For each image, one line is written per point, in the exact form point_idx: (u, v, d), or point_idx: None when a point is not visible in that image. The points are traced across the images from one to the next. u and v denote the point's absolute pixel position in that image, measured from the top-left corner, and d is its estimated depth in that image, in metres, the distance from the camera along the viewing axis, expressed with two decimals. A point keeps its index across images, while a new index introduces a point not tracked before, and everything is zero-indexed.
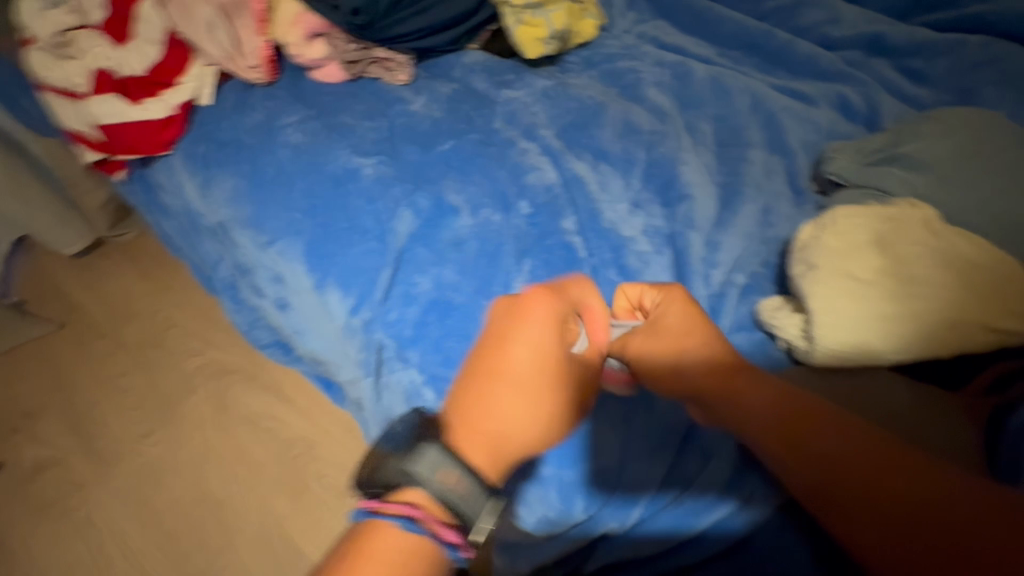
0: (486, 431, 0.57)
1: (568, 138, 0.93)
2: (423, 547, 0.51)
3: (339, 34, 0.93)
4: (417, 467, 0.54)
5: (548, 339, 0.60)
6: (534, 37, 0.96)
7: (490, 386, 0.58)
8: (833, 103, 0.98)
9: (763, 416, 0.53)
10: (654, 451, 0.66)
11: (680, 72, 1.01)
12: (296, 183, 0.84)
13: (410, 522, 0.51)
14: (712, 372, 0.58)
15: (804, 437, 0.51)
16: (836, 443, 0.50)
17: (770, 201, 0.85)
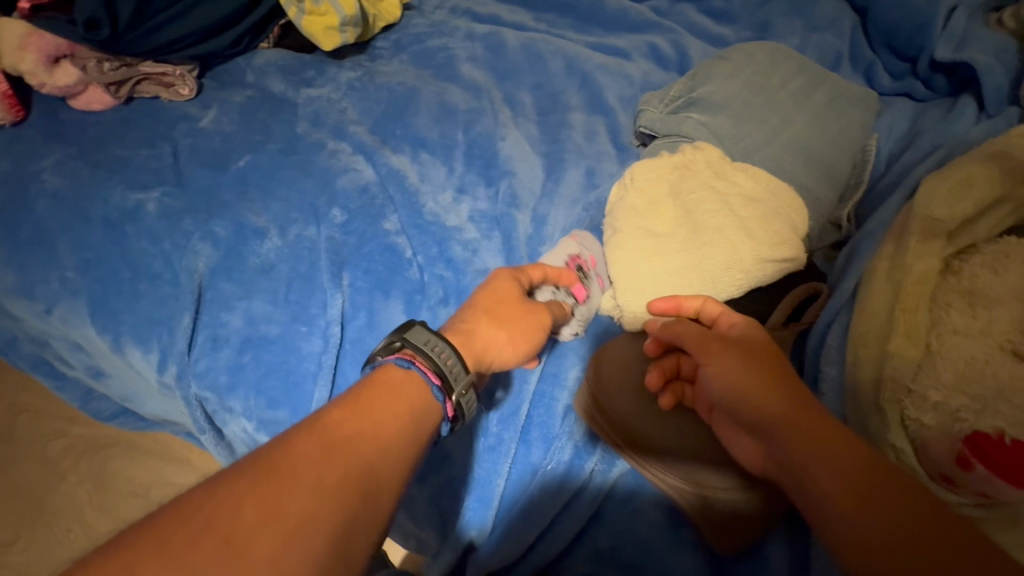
0: (472, 350, 0.54)
1: (382, 131, 0.87)
2: (425, 419, 0.47)
3: (89, 54, 0.80)
4: (412, 334, 0.50)
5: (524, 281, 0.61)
6: (326, 26, 0.89)
7: (477, 320, 0.57)
8: (645, 54, 0.99)
9: (824, 457, 0.42)
10: (493, 445, 0.64)
11: (492, 43, 0.97)
12: (66, 237, 0.73)
13: (437, 386, 0.49)
14: (774, 395, 0.47)
15: (863, 489, 0.40)
16: (906, 510, 0.38)
17: (594, 163, 0.84)
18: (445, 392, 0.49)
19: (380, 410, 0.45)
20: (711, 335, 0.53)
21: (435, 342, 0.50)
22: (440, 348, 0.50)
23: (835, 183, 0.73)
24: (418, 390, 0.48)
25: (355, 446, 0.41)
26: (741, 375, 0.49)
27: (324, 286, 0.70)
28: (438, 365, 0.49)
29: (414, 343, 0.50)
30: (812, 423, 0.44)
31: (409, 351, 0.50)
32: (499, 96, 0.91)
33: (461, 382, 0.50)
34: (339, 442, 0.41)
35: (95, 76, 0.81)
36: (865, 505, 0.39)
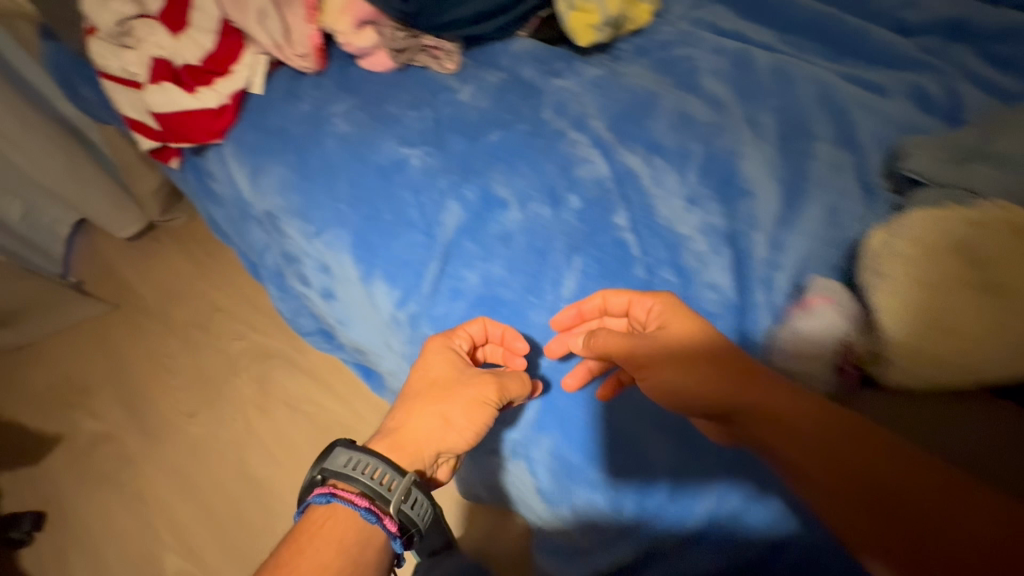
0: (411, 442, 0.70)
1: (618, 130, 0.89)
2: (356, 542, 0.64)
3: (388, 23, 0.92)
4: (332, 462, 0.67)
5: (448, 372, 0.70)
6: (587, 23, 0.92)
7: (434, 398, 0.70)
8: (909, 93, 0.91)
9: (787, 439, 0.56)
10: (703, 466, 0.63)
11: (740, 60, 0.96)
12: (344, 175, 0.85)
13: (367, 511, 0.65)
14: (689, 379, 0.62)
15: (818, 449, 0.55)
16: (859, 454, 0.54)
17: (839, 199, 0.80)
18: (376, 509, 0.65)
19: (342, 529, 0.65)
20: (632, 338, 0.67)
21: (365, 462, 0.66)
22: (353, 467, 0.66)
23: None
24: (352, 511, 0.66)
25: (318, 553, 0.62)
26: (677, 372, 0.63)
27: (558, 266, 0.74)
28: (367, 485, 0.65)
29: (334, 468, 0.67)
30: (743, 393, 0.59)
31: (336, 477, 0.66)
32: (741, 115, 0.90)
33: (392, 497, 0.65)
34: (310, 544, 0.63)
35: (388, 43, 0.93)
36: (824, 464, 0.54)
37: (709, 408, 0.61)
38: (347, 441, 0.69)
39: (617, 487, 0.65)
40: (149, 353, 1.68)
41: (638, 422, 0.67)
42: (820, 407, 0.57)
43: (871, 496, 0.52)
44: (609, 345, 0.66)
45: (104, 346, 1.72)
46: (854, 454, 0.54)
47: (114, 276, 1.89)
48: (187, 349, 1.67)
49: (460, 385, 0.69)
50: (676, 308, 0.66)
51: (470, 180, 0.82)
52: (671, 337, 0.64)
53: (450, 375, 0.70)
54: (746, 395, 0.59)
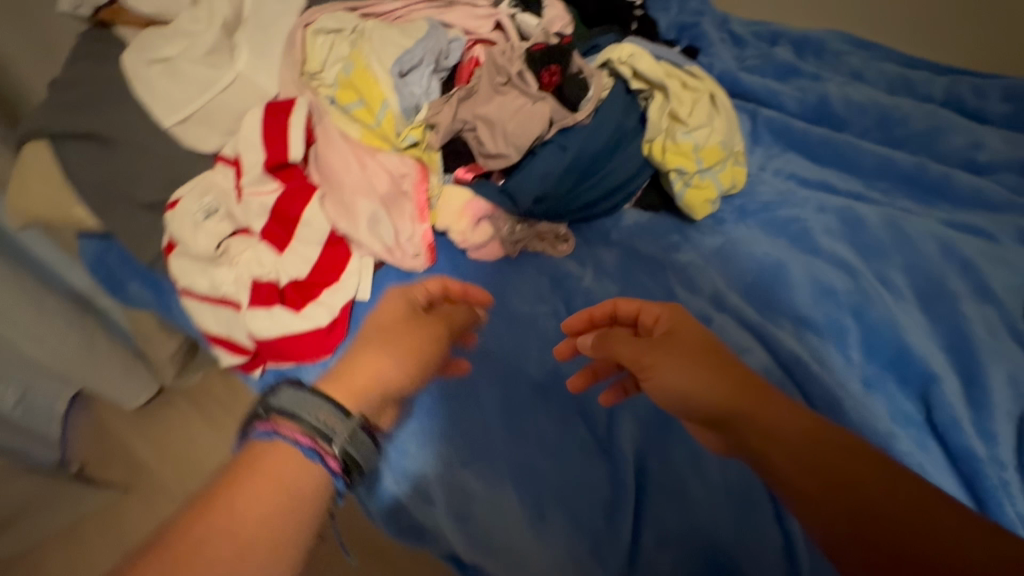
0: (378, 385, 0.59)
1: (758, 304, 0.87)
2: (295, 456, 0.51)
3: (502, 216, 0.87)
4: (283, 399, 0.54)
5: (401, 310, 0.67)
6: (704, 198, 0.91)
7: (381, 348, 0.61)
8: (1015, 237, 0.94)
9: (771, 441, 0.54)
10: None
11: (848, 218, 0.96)
12: (490, 393, 0.76)
13: (309, 449, 0.51)
14: (714, 387, 0.59)
15: (804, 463, 0.52)
16: (849, 463, 0.51)
17: (1014, 367, 0.77)
18: (319, 447, 0.52)
19: (287, 471, 0.50)
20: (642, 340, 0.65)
21: (309, 401, 0.54)
22: (308, 416, 0.52)
23: None
24: (302, 461, 0.51)
25: (261, 503, 0.47)
26: (685, 376, 0.60)
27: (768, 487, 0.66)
28: (318, 427, 0.52)
29: (279, 409, 0.53)
30: (763, 417, 0.56)
31: (282, 418, 0.52)
32: (872, 276, 0.89)
33: (338, 433, 0.53)
34: (274, 472, 0.49)
35: (503, 232, 0.87)
36: (817, 473, 0.51)
37: (694, 405, 0.59)
38: (249, 428, 0.53)
39: None
40: None
41: None
42: (814, 424, 0.55)
43: (860, 514, 0.48)
44: (625, 355, 0.65)
45: (101, 553, 1.33)
46: (837, 455, 0.52)
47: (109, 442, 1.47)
48: None
49: (410, 327, 0.65)
50: (684, 319, 0.66)
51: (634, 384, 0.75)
52: (686, 345, 0.63)
53: (400, 333, 0.64)
54: (739, 405, 0.57)
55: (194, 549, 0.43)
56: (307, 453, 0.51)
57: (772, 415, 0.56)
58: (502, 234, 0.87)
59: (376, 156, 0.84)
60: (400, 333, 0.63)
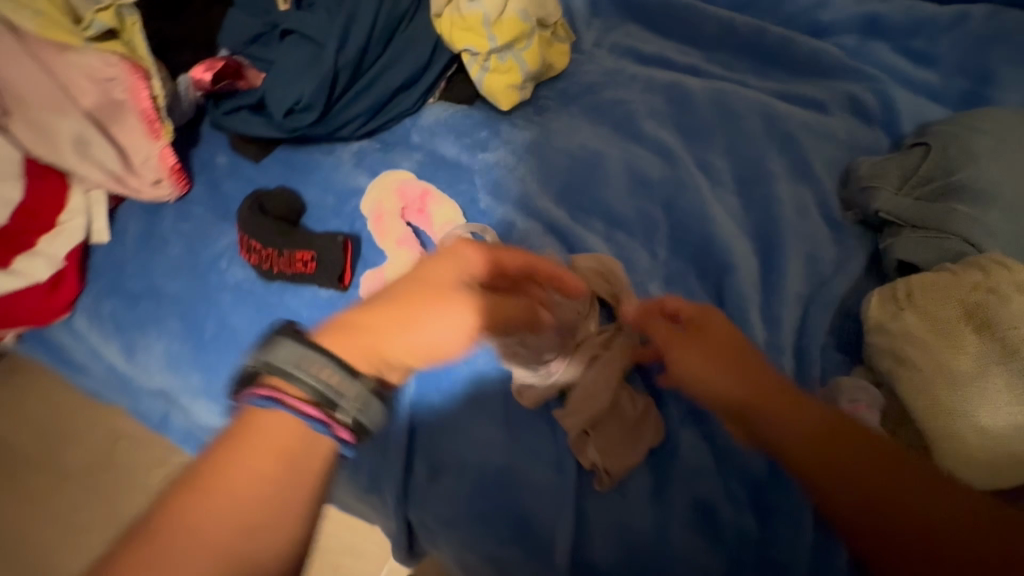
0: (407, 341, 0.47)
1: (570, 204, 0.78)
2: (298, 444, 0.44)
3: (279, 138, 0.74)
4: (276, 356, 0.44)
5: (443, 332, 0.48)
6: (507, 83, 0.79)
7: (426, 301, 0.48)
8: (843, 105, 0.88)
9: (794, 426, 0.52)
10: None
11: (676, 95, 0.87)
12: (248, 340, 0.67)
13: (316, 422, 0.44)
14: (731, 376, 0.55)
15: (799, 438, 0.51)
16: (862, 448, 0.50)
17: (814, 246, 0.75)
18: (328, 419, 0.44)
19: (256, 437, 0.43)
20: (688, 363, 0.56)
21: (302, 354, 0.44)
22: (301, 357, 0.44)
23: None
24: (287, 417, 0.44)
25: (271, 457, 0.42)
26: (704, 375, 0.55)
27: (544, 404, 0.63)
28: (319, 386, 0.44)
29: (276, 367, 0.44)
30: (766, 413, 0.53)
31: (272, 375, 0.44)
32: (692, 161, 0.81)
33: (348, 389, 0.44)
34: (280, 436, 0.43)
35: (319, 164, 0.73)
36: (816, 447, 0.51)
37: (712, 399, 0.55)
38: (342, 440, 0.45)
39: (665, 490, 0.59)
40: None
41: None
42: (830, 424, 0.51)
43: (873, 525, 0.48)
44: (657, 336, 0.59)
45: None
46: (847, 452, 0.50)
47: None
48: None
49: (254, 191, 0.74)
50: (717, 354, 0.56)
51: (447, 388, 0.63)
52: (723, 341, 0.57)
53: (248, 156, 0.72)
54: (761, 404, 0.53)
55: (145, 532, 0.39)
56: (264, 405, 0.44)
57: (772, 413, 0.53)
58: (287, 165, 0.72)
59: (62, 53, 0.64)
60: (412, 313, 0.48)
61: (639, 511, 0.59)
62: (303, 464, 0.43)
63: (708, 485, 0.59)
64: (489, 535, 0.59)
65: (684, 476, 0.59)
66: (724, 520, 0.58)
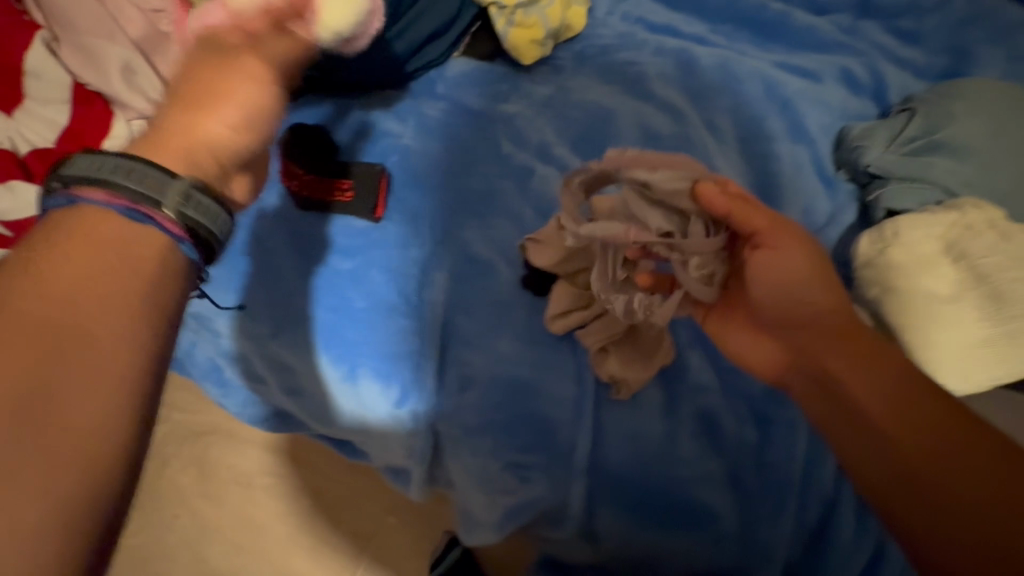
0: (102, 242, 0.39)
1: (585, 153, 0.84)
2: (143, 232, 0.41)
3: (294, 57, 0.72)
4: (111, 171, 0.41)
5: (129, 232, 0.40)
6: (529, 39, 0.84)
7: (100, 232, 0.39)
8: (836, 77, 0.95)
9: (852, 365, 0.52)
10: (756, 494, 0.61)
11: (683, 60, 0.93)
12: (286, 265, 0.71)
13: (128, 209, 0.40)
14: (819, 295, 0.56)
15: (868, 376, 0.52)
16: (931, 408, 0.49)
17: (808, 199, 0.82)
18: (141, 209, 0.41)
19: (80, 253, 0.38)
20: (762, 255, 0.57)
21: (145, 169, 0.41)
22: (116, 162, 0.41)
23: None
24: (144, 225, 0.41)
25: (97, 258, 0.38)
26: (790, 276, 0.56)
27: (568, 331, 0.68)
28: (142, 190, 0.41)
29: (73, 175, 0.40)
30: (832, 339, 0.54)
31: (82, 180, 0.40)
32: (698, 120, 0.87)
33: (169, 189, 0.42)
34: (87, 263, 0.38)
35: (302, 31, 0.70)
36: (881, 390, 0.51)
37: (790, 332, 0.57)
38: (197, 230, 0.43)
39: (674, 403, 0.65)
40: None
41: (698, 481, 0.62)
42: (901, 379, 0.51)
43: (904, 476, 0.47)
44: (757, 223, 0.56)
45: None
46: (913, 401, 0.49)
47: None
48: None
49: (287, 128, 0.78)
50: (810, 261, 0.56)
51: (430, 416, 0.66)
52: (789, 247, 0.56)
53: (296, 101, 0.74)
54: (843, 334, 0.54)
55: (9, 406, 0.32)
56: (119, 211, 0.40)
57: (843, 347, 0.53)
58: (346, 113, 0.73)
59: None
60: (93, 244, 0.39)
61: (649, 421, 0.64)
62: (144, 306, 0.38)
63: (712, 399, 0.65)
64: (512, 438, 0.65)
65: (692, 394, 0.65)
66: (726, 430, 0.63)
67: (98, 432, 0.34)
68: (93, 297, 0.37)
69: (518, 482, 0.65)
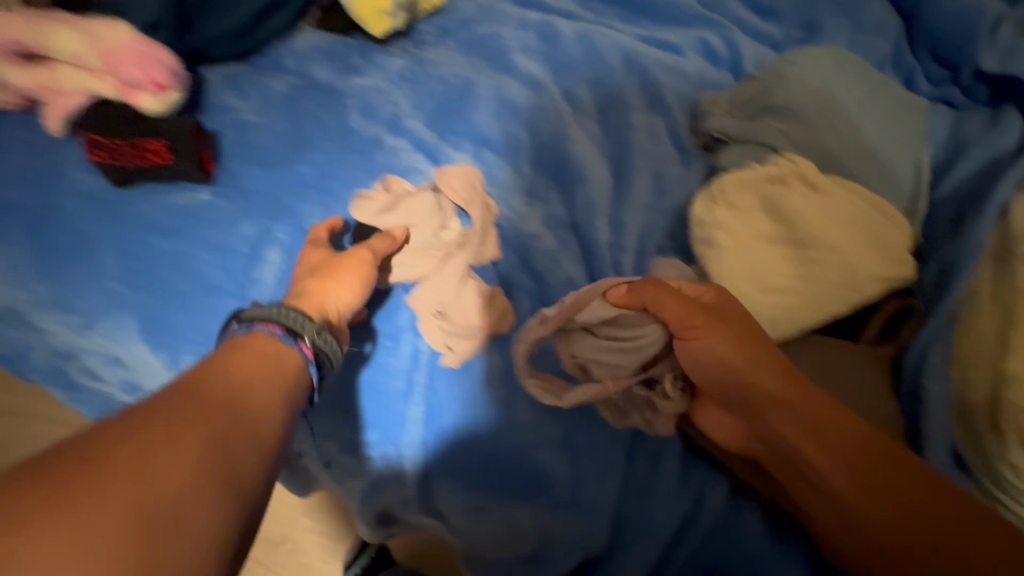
0: (238, 382, 0.47)
1: (440, 127, 0.81)
2: (280, 358, 0.52)
3: (94, 20, 0.66)
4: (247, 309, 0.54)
5: (266, 392, 0.48)
6: (376, 8, 0.82)
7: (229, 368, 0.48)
8: (697, 50, 0.97)
9: (806, 431, 0.55)
10: (588, 453, 0.61)
11: (546, 33, 0.92)
12: (101, 247, 0.66)
13: (286, 335, 0.53)
14: (754, 371, 0.56)
15: (811, 442, 0.54)
16: (859, 475, 0.53)
17: (661, 166, 0.83)
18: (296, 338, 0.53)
19: (270, 359, 0.51)
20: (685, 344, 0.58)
21: (283, 310, 0.55)
22: (279, 311, 0.54)
23: (903, 194, 0.75)
24: (266, 346, 0.52)
25: (252, 374, 0.48)
26: (707, 352, 0.57)
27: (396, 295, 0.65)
28: (286, 319, 0.54)
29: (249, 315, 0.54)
30: (767, 412, 0.56)
31: (258, 319, 0.53)
32: (557, 91, 0.87)
33: (307, 329, 0.54)
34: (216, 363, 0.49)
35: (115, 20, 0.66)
36: (811, 437, 0.55)
37: (741, 397, 0.57)
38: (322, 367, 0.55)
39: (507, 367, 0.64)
40: None
41: (533, 445, 0.61)
42: (857, 436, 0.54)
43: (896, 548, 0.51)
44: (668, 315, 0.58)
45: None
46: (884, 464, 0.53)
47: None
48: None
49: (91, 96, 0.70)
50: (733, 339, 0.57)
51: None
52: (701, 312, 0.57)
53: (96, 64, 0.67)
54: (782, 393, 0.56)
55: (109, 454, 0.36)
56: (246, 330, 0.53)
57: (795, 411, 0.55)
58: (154, 78, 0.66)
59: None
60: (241, 377, 0.48)
61: (482, 388, 0.63)
62: (245, 429, 0.45)
63: (547, 364, 0.64)
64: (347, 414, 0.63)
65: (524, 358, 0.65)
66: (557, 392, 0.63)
67: (167, 475, 0.38)
68: (212, 436, 0.42)
69: (357, 460, 0.63)
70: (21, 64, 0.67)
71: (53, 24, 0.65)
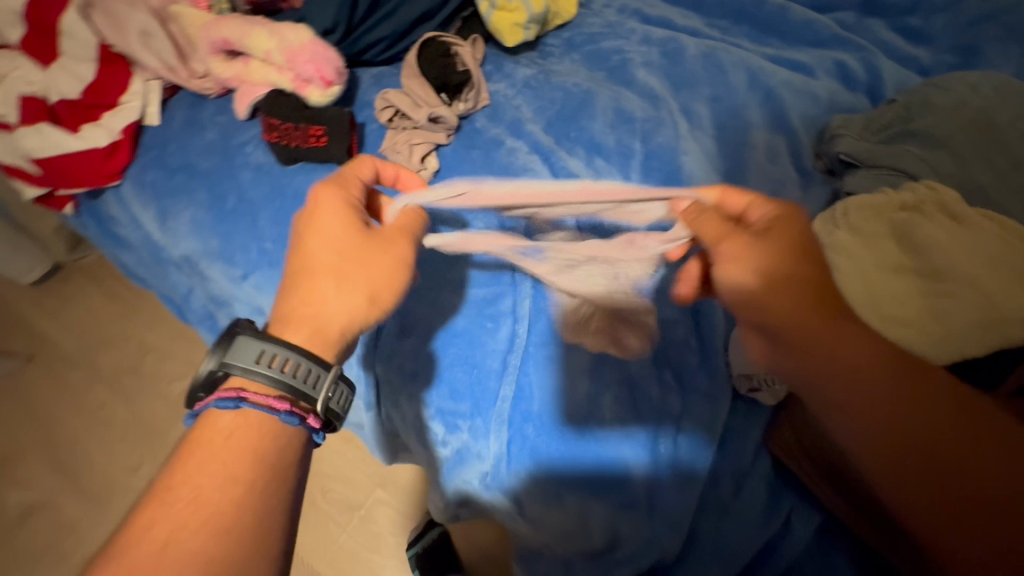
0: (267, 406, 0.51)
1: (557, 132, 0.86)
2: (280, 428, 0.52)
3: (283, 24, 0.79)
4: (234, 355, 0.51)
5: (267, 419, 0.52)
6: (513, 22, 0.89)
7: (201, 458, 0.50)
8: (831, 72, 0.93)
9: (850, 361, 0.48)
10: (671, 464, 0.61)
11: (669, 49, 0.94)
12: (262, 212, 0.77)
13: (277, 410, 0.51)
14: (793, 291, 0.51)
15: (844, 363, 0.48)
16: (898, 395, 0.47)
17: (778, 186, 0.81)
18: (294, 409, 0.51)
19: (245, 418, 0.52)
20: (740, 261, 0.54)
21: (266, 352, 0.51)
22: (268, 374, 0.51)
23: None
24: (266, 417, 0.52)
25: (235, 439, 0.50)
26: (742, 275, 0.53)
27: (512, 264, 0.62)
28: (280, 380, 0.51)
29: (236, 363, 0.51)
30: (804, 328, 0.50)
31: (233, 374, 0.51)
32: (676, 105, 0.88)
33: (312, 392, 0.52)
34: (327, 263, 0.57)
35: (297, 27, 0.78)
36: (846, 363, 0.48)
37: (780, 324, 0.51)
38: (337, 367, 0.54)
39: (595, 363, 0.65)
40: (66, 402, 1.26)
41: (614, 443, 0.62)
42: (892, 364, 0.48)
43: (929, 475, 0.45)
44: (702, 231, 0.55)
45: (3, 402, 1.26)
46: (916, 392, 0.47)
47: (6, 320, 1.36)
48: (97, 390, 1.27)
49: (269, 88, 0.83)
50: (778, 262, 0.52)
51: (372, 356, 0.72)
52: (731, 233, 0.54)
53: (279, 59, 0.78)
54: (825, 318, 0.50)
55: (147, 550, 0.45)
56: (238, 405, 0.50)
57: (834, 335, 0.49)
58: (323, 74, 0.77)
59: None
60: (217, 450, 0.50)
61: (569, 380, 0.64)
62: (270, 455, 0.51)
63: (637, 366, 0.65)
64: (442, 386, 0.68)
65: (619, 358, 0.65)
66: (650, 398, 0.63)
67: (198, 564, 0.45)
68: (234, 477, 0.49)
69: (446, 430, 0.68)
70: (223, 58, 0.82)
71: (253, 28, 0.79)
